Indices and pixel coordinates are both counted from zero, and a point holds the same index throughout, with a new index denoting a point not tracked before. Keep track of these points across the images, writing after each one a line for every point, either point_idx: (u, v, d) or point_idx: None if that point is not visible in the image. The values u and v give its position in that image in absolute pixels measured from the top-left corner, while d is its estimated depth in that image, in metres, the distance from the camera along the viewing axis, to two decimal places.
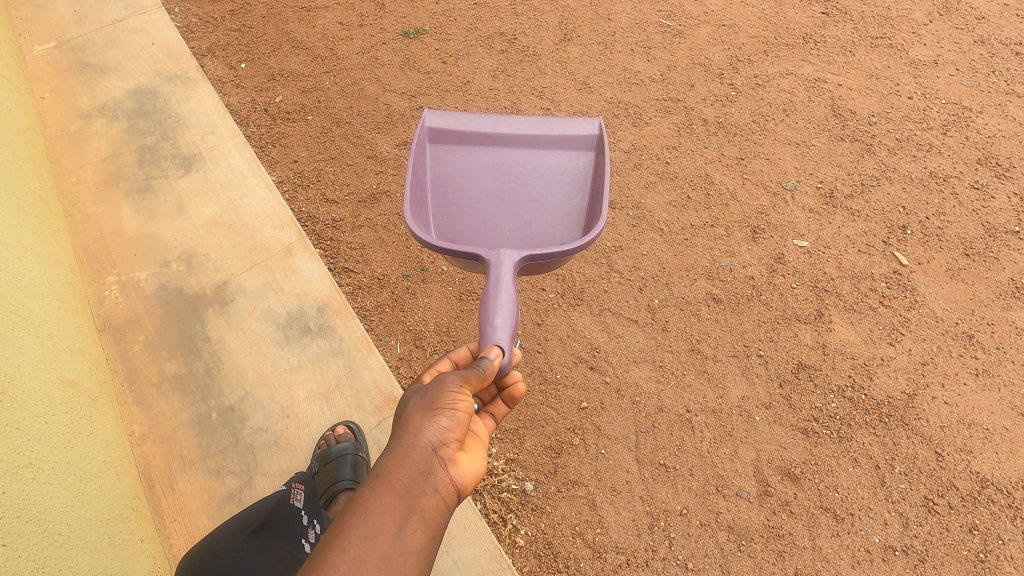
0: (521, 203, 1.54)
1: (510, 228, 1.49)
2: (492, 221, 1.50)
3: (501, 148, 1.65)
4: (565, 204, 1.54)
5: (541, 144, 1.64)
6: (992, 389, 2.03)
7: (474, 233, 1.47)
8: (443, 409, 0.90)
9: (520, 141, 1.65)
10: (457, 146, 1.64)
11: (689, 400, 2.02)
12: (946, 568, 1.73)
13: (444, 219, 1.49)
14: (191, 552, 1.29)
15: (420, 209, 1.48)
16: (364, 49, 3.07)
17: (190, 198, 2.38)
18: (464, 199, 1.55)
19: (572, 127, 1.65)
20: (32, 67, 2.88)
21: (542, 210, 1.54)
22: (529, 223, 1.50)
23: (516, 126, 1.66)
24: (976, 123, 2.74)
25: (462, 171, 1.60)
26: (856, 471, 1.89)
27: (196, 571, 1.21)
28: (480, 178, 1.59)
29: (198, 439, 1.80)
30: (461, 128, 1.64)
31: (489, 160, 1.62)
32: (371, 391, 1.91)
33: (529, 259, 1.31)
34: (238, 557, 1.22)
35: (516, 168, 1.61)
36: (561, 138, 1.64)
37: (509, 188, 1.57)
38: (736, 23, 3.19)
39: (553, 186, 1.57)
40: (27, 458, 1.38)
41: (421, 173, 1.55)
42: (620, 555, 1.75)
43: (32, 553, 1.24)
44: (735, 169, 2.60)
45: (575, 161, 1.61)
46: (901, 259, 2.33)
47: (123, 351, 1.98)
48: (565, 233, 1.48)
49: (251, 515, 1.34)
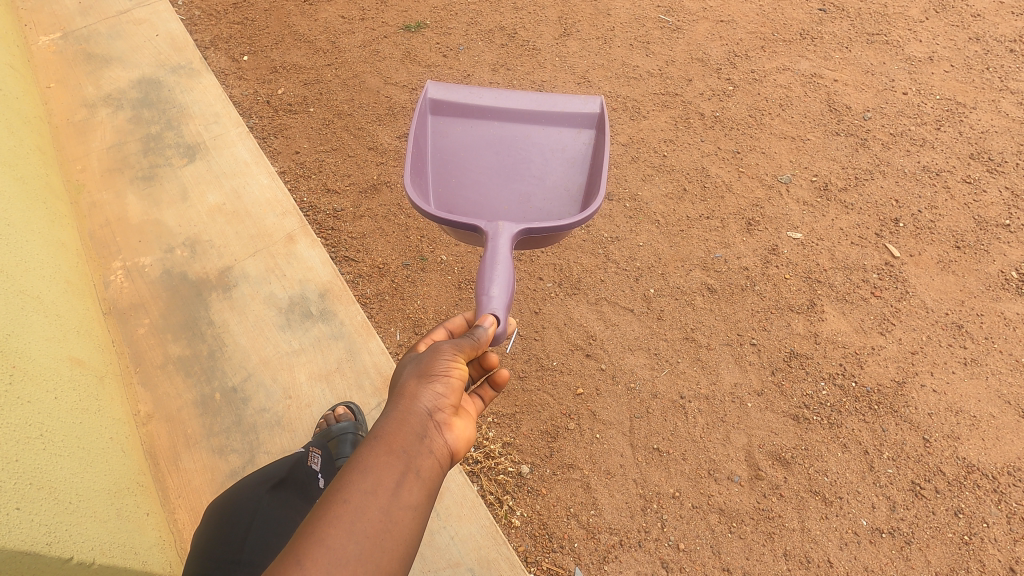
0: (520, 177, 1.58)
1: (509, 201, 1.52)
2: (490, 194, 1.54)
3: (502, 124, 1.68)
4: (564, 180, 1.57)
5: (542, 121, 1.67)
6: (980, 378, 2.07)
7: (472, 205, 1.51)
8: (438, 375, 0.93)
9: (520, 118, 1.68)
10: (460, 119, 1.68)
11: (683, 386, 2.06)
12: (932, 550, 1.77)
13: (444, 192, 1.53)
14: (225, 494, 1.38)
15: (422, 181, 1.52)
16: (365, 42, 3.11)
17: (194, 185, 2.42)
18: (464, 172, 1.59)
19: (574, 105, 1.67)
20: (38, 57, 2.92)
21: (540, 186, 1.57)
22: (527, 198, 1.53)
23: (518, 102, 1.69)
24: (969, 118, 2.77)
25: (463, 145, 1.64)
26: (845, 457, 1.93)
27: (222, 519, 1.30)
28: (481, 153, 1.63)
29: (202, 418, 1.85)
30: (464, 102, 1.67)
31: (491, 135, 1.66)
32: (371, 373, 1.96)
33: (526, 233, 1.35)
34: (260, 504, 1.29)
35: (516, 145, 1.65)
36: (562, 116, 1.67)
37: (509, 163, 1.61)
38: (735, 19, 3.23)
39: (552, 163, 1.61)
40: (38, 429, 1.42)
41: (424, 145, 1.58)
42: (613, 536, 1.80)
43: (43, 518, 1.28)
44: (731, 163, 2.63)
45: (575, 139, 1.64)
46: (893, 251, 2.37)
47: (128, 333, 2.03)
48: (562, 208, 1.52)
49: (273, 470, 1.38)
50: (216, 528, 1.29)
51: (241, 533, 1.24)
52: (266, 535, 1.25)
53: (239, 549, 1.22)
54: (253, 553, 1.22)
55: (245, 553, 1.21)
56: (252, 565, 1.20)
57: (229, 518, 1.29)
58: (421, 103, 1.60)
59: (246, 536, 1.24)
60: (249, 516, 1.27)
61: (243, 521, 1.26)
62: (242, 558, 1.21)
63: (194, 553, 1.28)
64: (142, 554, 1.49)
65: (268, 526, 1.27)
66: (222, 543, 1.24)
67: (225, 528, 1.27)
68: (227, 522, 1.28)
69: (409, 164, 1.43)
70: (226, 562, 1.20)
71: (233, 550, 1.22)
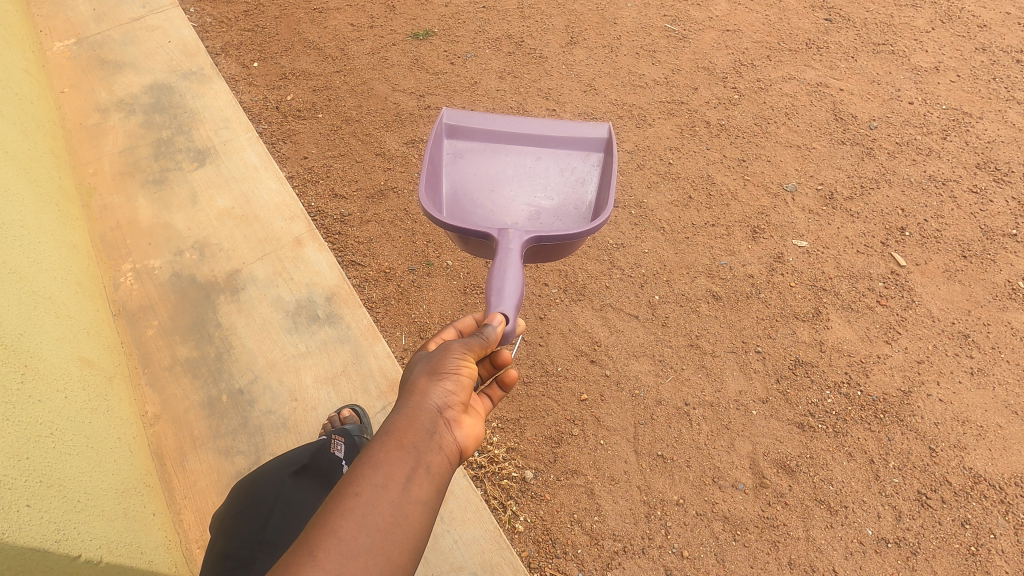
0: (529, 193, 1.59)
1: (519, 216, 1.52)
2: (501, 208, 1.55)
3: (514, 145, 1.70)
4: (573, 198, 1.59)
5: (552, 143, 1.69)
6: (987, 388, 2.06)
7: (483, 220, 1.51)
8: (448, 373, 0.94)
9: (532, 140, 1.70)
10: (473, 141, 1.69)
11: (687, 393, 2.06)
12: (938, 561, 1.76)
13: (456, 206, 1.54)
14: (249, 475, 1.41)
15: (435, 197, 1.53)
16: (374, 50, 3.14)
17: (204, 189, 2.45)
18: (476, 190, 1.59)
19: (584, 129, 1.69)
20: (52, 62, 2.96)
21: (551, 202, 1.57)
22: (538, 213, 1.54)
23: (530, 125, 1.71)
24: (976, 128, 2.77)
25: (476, 166, 1.65)
26: (850, 465, 1.92)
27: (246, 497, 1.33)
28: (491, 172, 1.64)
29: (209, 420, 1.87)
30: (478, 125, 1.69)
31: (504, 156, 1.67)
32: (376, 376, 1.98)
33: (536, 241, 1.37)
34: (282, 488, 1.31)
35: (528, 166, 1.66)
36: (572, 138, 1.69)
37: (520, 180, 1.62)
38: (740, 29, 3.25)
39: (561, 181, 1.62)
40: (48, 428, 1.43)
41: (436, 165, 1.60)
42: (617, 542, 1.79)
43: (53, 515, 1.29)
44: (737, 171, 2.64)
45: (584, 161, 1.66)
46: (899, 260, 2.36)
47: (136, 335, 2.05)
48: (571, 223, 1.52)
49: (295, 456, 1.41)
50: (236, 509, 1.32)
51: (264, 515, 1.27)
52: (289, 518, 1.27)
53: (262, 530, 1.24)
54: (277, 533, 1.24)
55: (268, 534, 1.23)
56: (275, 545, 1.21)
57: (248, 499, 1.31)
58: (436, 125, 1.62)
59: (269, 518, 1.26)
60: (271, 499, 1.29)
61: (266, 503, 1.29)
62: (264, 538, 1.22)
63: (217, 529, 1.33)
64: (148, 554, 1.50)
65: (290, 510, 1.28)
66: (244, 523, 1.27)
67: (246, 507, 1.30)
68: (246, 505, 1.31)
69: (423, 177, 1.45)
70: (250, 542, 1.22)
71: (256, 531, 1.24)
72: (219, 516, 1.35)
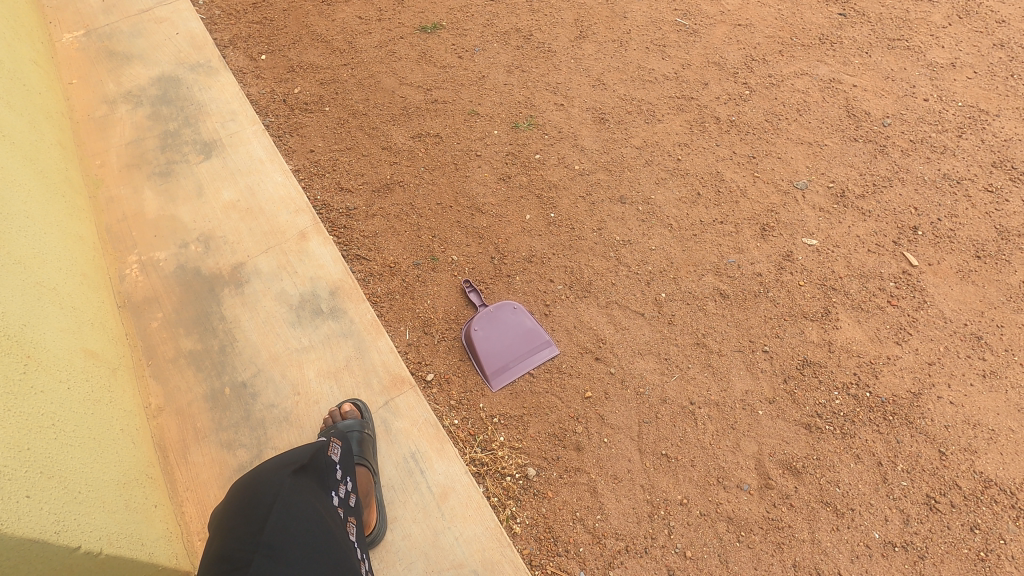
0: (521, 335, 2.14)
1: (527, 337, 2.13)
2: (523, 339, 2.13)
3: (496, 340, 2.12)
4: (529, 321, 2.17)
5: (506, 334, 2.13)
6: (999, 391, 2.02)
7: (528, 345, 2.12)
8: None
9: (500, 338, 2.12)
10: (491, 354, 2.09)
11: (693, 392, 2.03)
12: (946, 566, 1.72)
13: (518, 355, 2.10)
14: (244, 478, 1.32)
15: (518, 357, 2.09)
16: (382, 43, 3.12)
17: (210, 181, 2.46)
18: (519, 353, 2.10)
19: (500, 315, 2.18)
20: (62, 54, 2.97)
21: (529, 328, 2.15)
22: (534, 340, 2.13)
23: (491, 332, 2.13)
24: (992, 126, 2.72)
25: (505, 353, 2.10)
26: (858, 467, 1.89)
27: (245, 496, 1.23)
28: (515, 356, 2.09)
29: (212, 412, 1.87)
30: (486, 344, 2.11)
31: (503, 348, 2.10)
32: (379, 372, 2.00)
33: (533, 333, 2.15)
34: (283, 487, 1.20)
35: (520, 349, 2.11)
36: (503, 324, 2.16)
37: (521, 341, 2.13)
38: (753, 23, 3.20)
39: (525, 331, 2.15)
40: (50, 419, 1.44)
41: (502, 361, 2.08)
42: (619, 541, 1.77)
43: (54, 506, 1.30)
44: (746, 168, 2.61)
45: (516, 321, 2.17)
46: (912, 259, 2.32)
47: (141, 327, 2.06)
48: (535, 335, 2.14)
49: (294, 456, 1.34)
50: (234, 511, 1.21)
51: (262, 513, 1.14)
52: (287, 518, 1.15)
53: (259, 531, 1.11)
54: (275, 534, 1.11)
55: (265, 536, 1.10)
56: (271, 548, 1.10)
57: (247, 496, 1.21)
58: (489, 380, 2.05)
59: (267, 518, 1.13)
60: (271, 497, 1.17)
61: (264, 501, 1.17)
62: (263, 539, 1.09)
63: (215, 531, 1.22)
64: (149, 546, 1.50)
65: (288, 509, 1.16)
66: (242, 523, 1.15)
67: (246, 506, 1.19)
68: (244, 504, 1.20)
69: (509, 360, 2.09)
70: (245, 543, 1.09)
71: (253, 531, 1.11)
72: (217, 523, 1.24)
